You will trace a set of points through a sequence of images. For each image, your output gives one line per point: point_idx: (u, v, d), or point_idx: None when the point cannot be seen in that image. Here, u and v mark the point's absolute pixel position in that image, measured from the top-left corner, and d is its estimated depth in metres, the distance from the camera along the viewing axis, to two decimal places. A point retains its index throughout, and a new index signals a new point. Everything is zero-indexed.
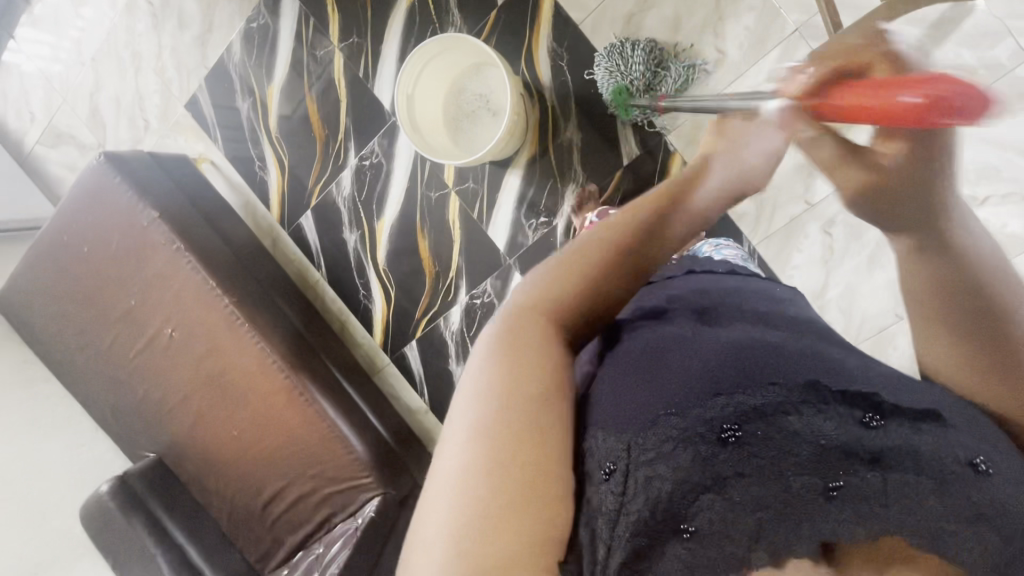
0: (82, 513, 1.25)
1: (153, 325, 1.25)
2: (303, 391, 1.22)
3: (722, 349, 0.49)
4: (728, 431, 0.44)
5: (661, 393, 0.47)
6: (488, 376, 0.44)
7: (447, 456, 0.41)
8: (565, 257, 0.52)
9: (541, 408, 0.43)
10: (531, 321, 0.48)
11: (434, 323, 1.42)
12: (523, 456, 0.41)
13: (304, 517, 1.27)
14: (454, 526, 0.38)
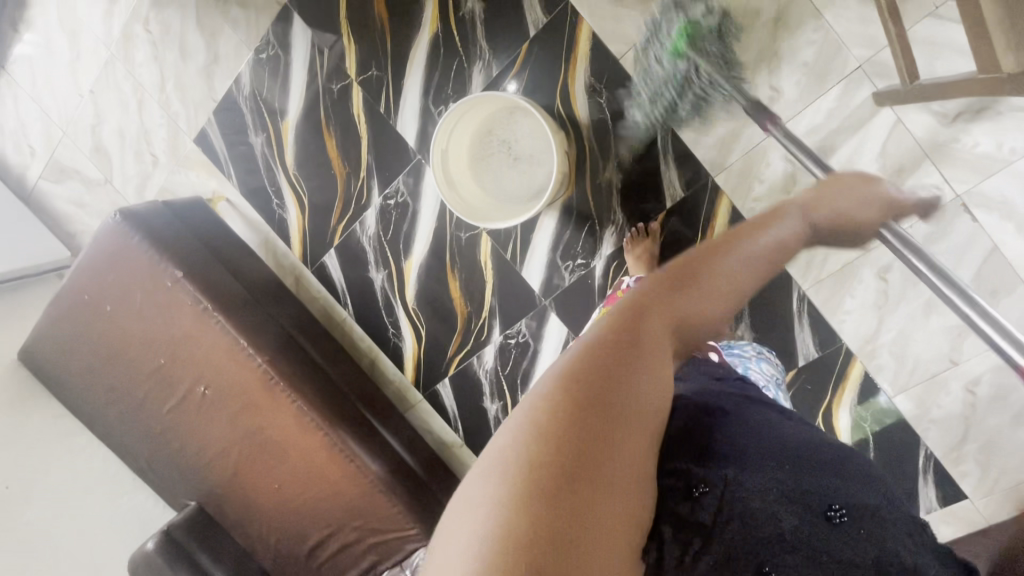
0: (130, 568, 1.26)
1: (185, 382, 1.22)
2: (344, 447, 1.21)
3: (824, 446, 0.61)
4: (832, 514, 0.56)
5: (780, 456, 0.57)
6: (608, 346, 0.44)
7: (528, 414, 0.41)
8: (693, 262, 0.51)
9: (636, 410, 0.42)
10: (647, 315, 0.47)
11: (467, 362, 1.39)
12: (606, 448, 0.40)
13: (350, 563, 1.28)
14: (529, 485, 0.37)
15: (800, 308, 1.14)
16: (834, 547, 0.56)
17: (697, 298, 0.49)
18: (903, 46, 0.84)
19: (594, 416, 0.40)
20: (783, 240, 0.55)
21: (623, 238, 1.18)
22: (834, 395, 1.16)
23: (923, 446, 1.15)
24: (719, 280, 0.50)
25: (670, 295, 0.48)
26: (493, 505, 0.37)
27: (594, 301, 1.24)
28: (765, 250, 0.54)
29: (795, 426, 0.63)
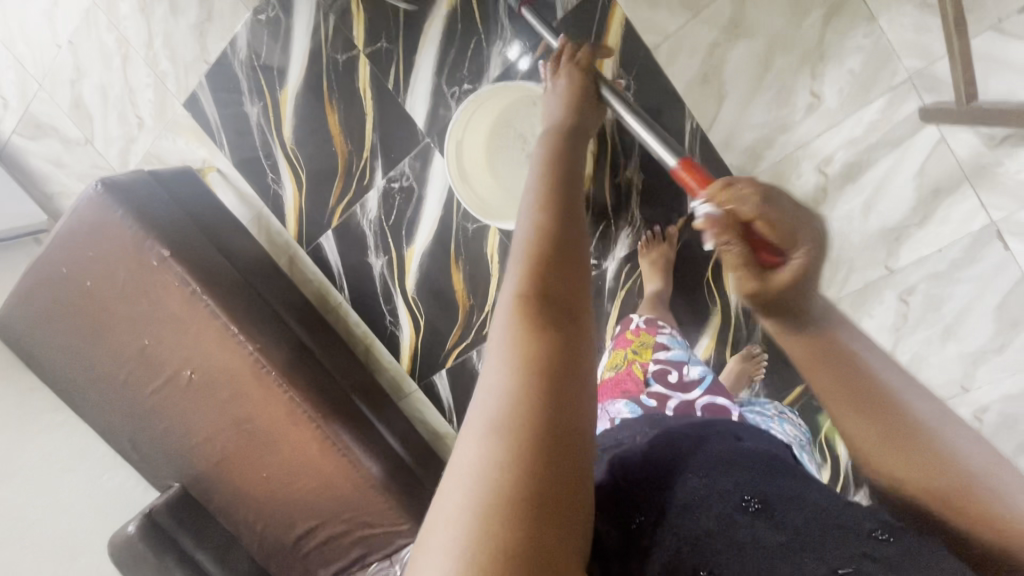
0: (109, 550, 1.21)
1: (169, 366, 1.17)
2: (336, 441, 1.16)
3: (753, 450, 0.55)
4: (749, 502, 0.49)
5: (696, 465, 0.53)
6: (504, 359, 0.37)
7: (460, 463, 0.33)
8: (526, 243, 0.44)
9: (569, 404, 0.36)
10: (525, 304, 0.39)
11: (466, 355, 1.35)
12: (538, 462, 0.32)
13: (336, 553, 1.26)
14: (473, 550, 0.29)
15: None
16: (770, 537, 0.46)
17: (573, 252, 0.43)
18: (966, 63, 0.78)
19: (530, 433, 0.33)
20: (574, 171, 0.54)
21: (638, 241, 1.13)
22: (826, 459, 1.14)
23: None
24: (561, 225, 0.45)
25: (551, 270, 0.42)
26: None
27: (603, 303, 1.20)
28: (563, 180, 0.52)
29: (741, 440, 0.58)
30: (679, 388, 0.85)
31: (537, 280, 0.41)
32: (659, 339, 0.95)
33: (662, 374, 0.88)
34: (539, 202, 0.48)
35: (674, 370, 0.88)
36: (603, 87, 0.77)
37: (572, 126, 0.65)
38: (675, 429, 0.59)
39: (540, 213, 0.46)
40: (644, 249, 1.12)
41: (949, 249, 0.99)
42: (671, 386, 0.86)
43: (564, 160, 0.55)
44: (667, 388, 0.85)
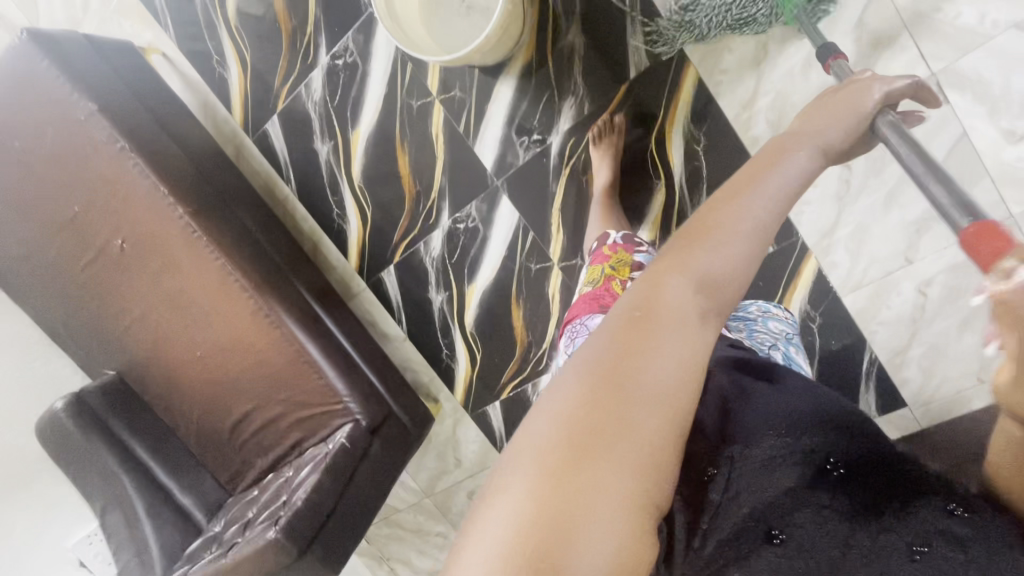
0: (36, 429, 1.20)
1: (100, 235, 1.13)
2: (269, 313, 1.13)
3: (830, 406, 0.57)
4: (830, 465, 0.53)
5: (772, 420, 0.54)
6: (623, 326, 0.41)
7: (561, 392, 0.39)
8: (689, 229, 0.46)
9: (671, 385, 0.39)
10: (667, 285, 0.42)
11: (414, 248, 1.34)
12: (631, 413, 0.37)
13: (273, 441, 1.24)
14: (554, 456, 0.36)
15: None
16: (844, 500, 0.51)
17: (725, 255, 0.44)
18: None
19: (625, 388, 0.38)
20: (791, 181, 0.49)
21: (583, 111, 1.12)
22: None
23: (868, 350, 1.13)
24: (733, 224, 0.45)
25: (697, 265, 0.43)
26: (522, 479, 0.35)
27: (547, 182, 1.19)
28: (774, 185, 0.48)
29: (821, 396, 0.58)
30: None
31: (675, 269, 0.43)
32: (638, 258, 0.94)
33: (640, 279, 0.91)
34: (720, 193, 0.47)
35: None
36: (880, 118, 0.58)
37: (818, 131, 0.55)
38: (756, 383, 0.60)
39: (717, 205, 0.46)
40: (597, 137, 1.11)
41: None
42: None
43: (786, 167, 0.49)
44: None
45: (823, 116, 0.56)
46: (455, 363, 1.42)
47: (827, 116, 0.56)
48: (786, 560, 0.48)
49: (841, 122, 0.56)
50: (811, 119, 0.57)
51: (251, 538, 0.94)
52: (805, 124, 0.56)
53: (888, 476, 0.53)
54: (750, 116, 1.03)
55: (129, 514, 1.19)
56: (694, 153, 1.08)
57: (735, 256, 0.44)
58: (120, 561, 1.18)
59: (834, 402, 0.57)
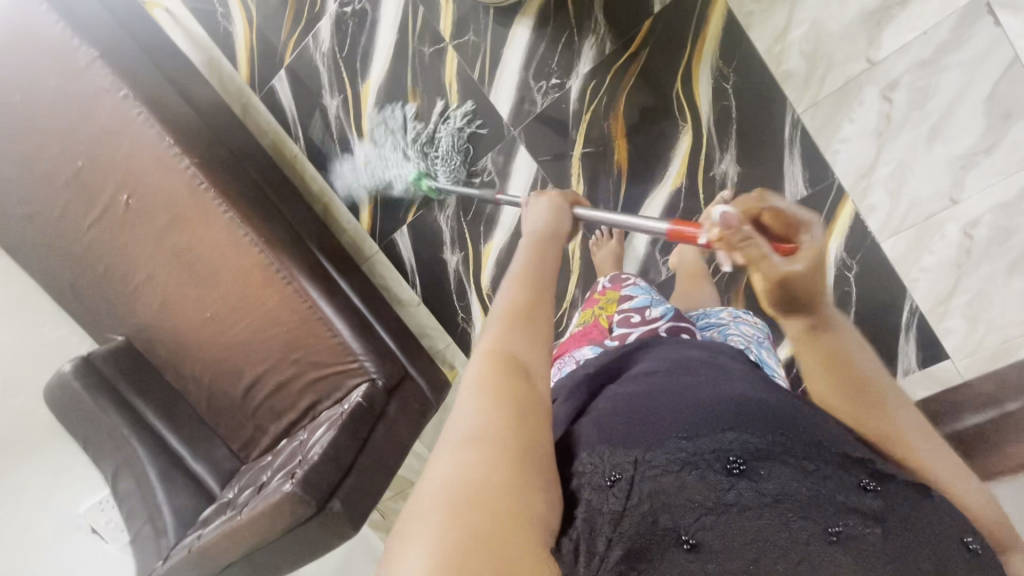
0: (45, 394, 1.17)
1: (105, 189, 1.10)
2: (281, 268, 1.09)
3: (746, 395, 0.47)
4: (735, 463, 0.42)
5: (675, 419, 0.45)
6: (479, 399, 0.41)
7: (435, 474, 0.36)
8: (499, 320, 0.50)
9: (522, 435, 0.39)
10: (496, 362, 0.45)
11: (427, 207, 1.30)
12: (502, 473, 0.36)
13: (286, 405, 1.20)
14: (434, 540, 0.31)
15: (791, 135, 1.02)
16: (759, 498, 0.41)
17: (526, 335, 0.49)
18: None
19: (494, 450, 0.37)
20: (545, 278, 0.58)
21: (604, 51, 1.07)
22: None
23: (908, 301, 1.06)
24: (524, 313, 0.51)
25: (512, 341, 0.47)
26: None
27: (568, 131, 1.14)
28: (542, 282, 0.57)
29: (724, 384, 0.49)
30: (641, 325, 0.79)
31: (493, 347, 0.47)
32: (625, 292, 0.89)
33: (626, 319, 0.83)
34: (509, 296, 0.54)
35: (636, 314, 0.83)
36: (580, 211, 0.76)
37: (546, 246, 0.66)
38: (648, 378, 0.52)
39: (506, 303, 0.53)
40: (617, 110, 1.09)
41: (935, 31, 0.90)
42: (633, 328, 0.80)
43: (544, 275, 0.59)
44: (629, 327, 0.80)
45: (546, 235, 0.69)
46: (472, 327, 1.36)
47: (541, 232, 0.69)
48: (700, 572, 0.40)
49: (554, 235, 0.70)
50: (535, 234, 0.69)
51: (266, 494, 0.90)
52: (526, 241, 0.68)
53: (809, 458, 0.43)
54: (782, 47, 0.98)
55: (141, 478, 1.15)
56: (724, 92, 1.03)
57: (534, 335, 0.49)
58: (133, 527, 1.15)
59: (744, 388, 0.49)
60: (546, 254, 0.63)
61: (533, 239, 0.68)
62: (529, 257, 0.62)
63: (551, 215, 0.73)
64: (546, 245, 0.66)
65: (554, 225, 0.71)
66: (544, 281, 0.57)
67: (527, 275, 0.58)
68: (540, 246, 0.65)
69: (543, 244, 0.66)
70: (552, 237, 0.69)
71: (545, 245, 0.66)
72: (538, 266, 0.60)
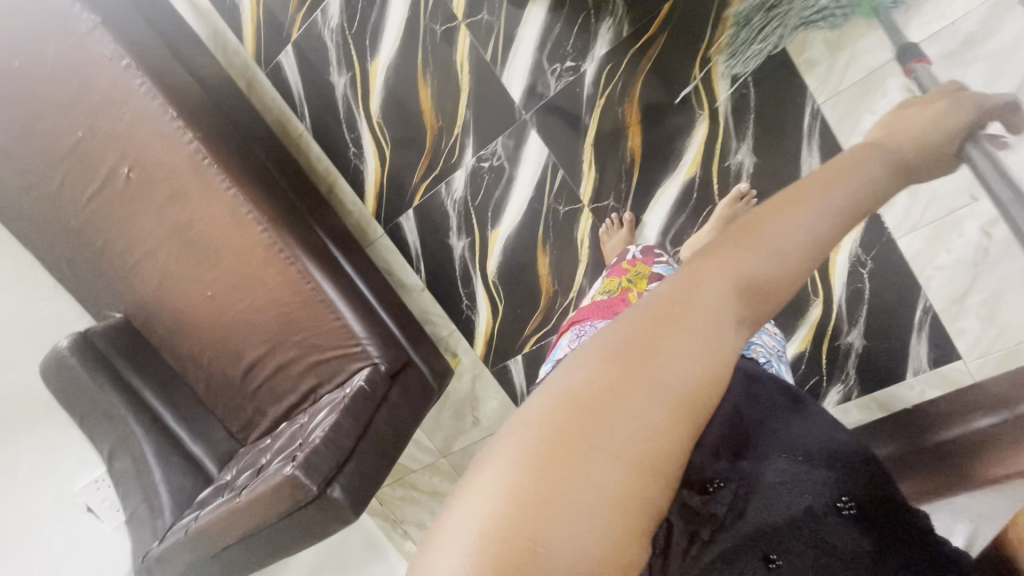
0: (40, 369, 1.15)
1: (105, 161, 1.07)
2: (285, 248, 1.07)
3: (850, 455, 0.56)
4: (832, 505, 0.52)
5: (787, 448, 0.55)
6: (652, 308, 0.31)
7: (567, 374, 0.29)
8: (747, 225, 0.35)
9: (687, 374, 0.29)
10: (717, 277, 0.32)
11: (435, 189, 1.27)
12: (641, 410, 0.27)
13: (287, 388, 1.18)
14: (532, 460, 0.26)
15: (811, 126, 0.99)
16: (843, 539, 0.50)
17: (774, 248, 0.34)
18: None
19: (638, 376, 0.28)
20: (858, 197, 0.39)
21: (622, 33, 1.04)
22: (812, 308, 1.14)
23: (922, 298, 1.05)
24: (786, 219, 0.35)
25: (738, 260, 0.33)
26: (489, 487, 0.26)
27: (581, 116, 1.11)
28: (846, 193, 0.38)
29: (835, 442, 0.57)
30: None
31: (714, 257, 0.33)
32: (656, 269, 0.91)
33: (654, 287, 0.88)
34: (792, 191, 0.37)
35: None
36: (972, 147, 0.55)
37: (886, 163, 0.45)
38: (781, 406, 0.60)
39: (781, 206, 0.36)
40: (633, 95, 1.07)
41: (964, 21, 0.88)
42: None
43: (866, 189, 0.40)
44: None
45: (900, 160, 0.47)
46: (476, 314, 1.36)
47: (891, 152, 0.46)
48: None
49: (899, 162, 0.47)
50: (884, 149, 0.46)
51: (266, 477, 0.88)
52: (872, 149, 0.46)
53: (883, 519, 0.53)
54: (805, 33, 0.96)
55: (138, 458, 1.14)
56: (743, 79, 1.00)
57: (790, 251, 0.34)
58: (128, 508, 1.13)
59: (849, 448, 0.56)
60: (885, 166, 0.43)
61: (879, 149, 0.46)
62: (859, 161, 0.41)
63: (911, 139, 0.51)
64: (889, 163, 0.45)
65: (909, 147, 0.50)
66: (850, 194, 0.38)
67: (849, 189, 0.38)
68: (883, 158, 0.45)
69: (889, 159, 0.46)
70: (902, 162, 0.48)
71: (891, 159, 0.46)
72: (859, 175, 0.40)
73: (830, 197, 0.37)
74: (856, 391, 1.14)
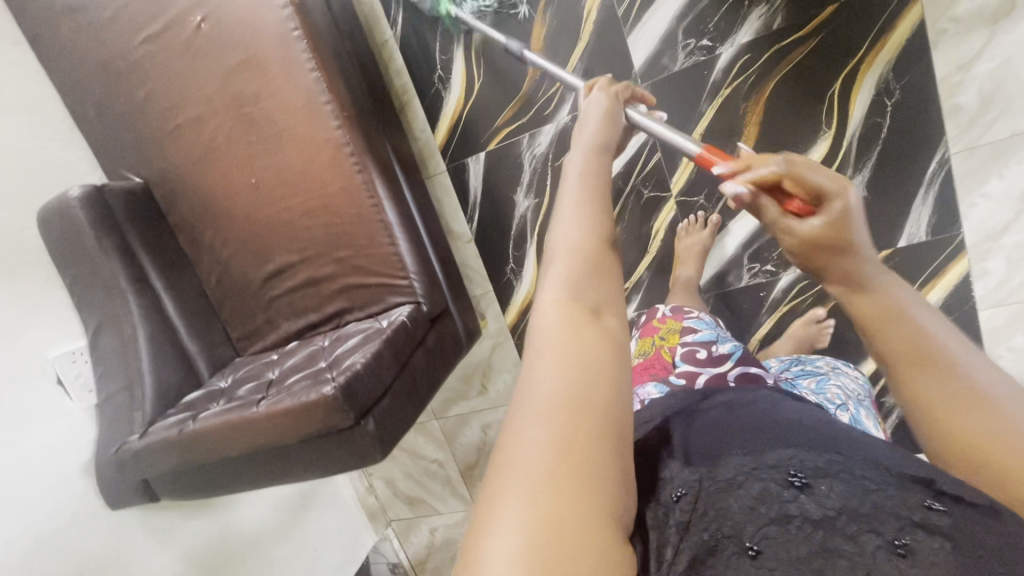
0: (39, 213, 1.02)
1: (180, 4, 0.96)
2: (356, 153, 0.95)
3: (803, 421, 0.43)
4: (796, 478, 0.37)
5: (738, 435, 0.42)
6: (542, 356, 0.34)
7: (512, 446, 0.31)
8: (573, 251, 0.40)
9: (591, 393, 0.33)
10: (571, 308, 0.37)
11: (516, 138, 1.18)
12: (581, 455, 0.30)
13: (310, 305, 1.07)
14: (528, 507, 0.28)
15: (934, 175, 0.95)
16: (819, 510, 0.35)
17: (588, 264, 0.39)
18: None
19: (566, 425, 0.31)
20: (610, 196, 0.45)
21: (773, 26, 0.97)
22: None
23: None
24: (598, 234, 0.41)
25: (583, 266, 0.39)
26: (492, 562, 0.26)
27: (700, 98, 1.04)
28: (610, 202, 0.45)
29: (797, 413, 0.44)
30: (709, 365, 0.73)
31: (563, 291, 0.38)
32: (688, 324, 0.85)
33: (690, 354, 0.77)
34: (588, 207, 0.43)
35: (701, 350, 0.77)
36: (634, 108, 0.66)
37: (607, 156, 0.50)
38: (715, 407, 0.48)
39: (583, 227, 0.41)
40: (760, 95, 1.00)
41: None
42: (699, 366, 0.75)
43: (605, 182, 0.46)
44: (696, 365, 0.74)
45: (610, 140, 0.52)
46: (518, 280, 1.28)
47: (606, 137, 0.52)
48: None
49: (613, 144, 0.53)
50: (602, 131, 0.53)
51: (293, 391, 0.78)
52: (591, 141, 0.51)
53: (871, 477, 0.36)
54: (963, 77, 0.91)
55: (128, 340, 1.01)
56: (881, 108, 0.95)
57: (596, 255, 0.40)
58: (106, 389, 1.01)
59: (807, 425, 0.42)
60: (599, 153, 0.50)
61: (599, 134, 0.52)
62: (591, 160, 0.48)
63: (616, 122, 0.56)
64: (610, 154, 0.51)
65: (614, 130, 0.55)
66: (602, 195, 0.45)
67: (591, 190, 0.44)
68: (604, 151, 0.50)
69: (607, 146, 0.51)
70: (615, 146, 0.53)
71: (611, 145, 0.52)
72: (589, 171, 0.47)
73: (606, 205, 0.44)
74: None
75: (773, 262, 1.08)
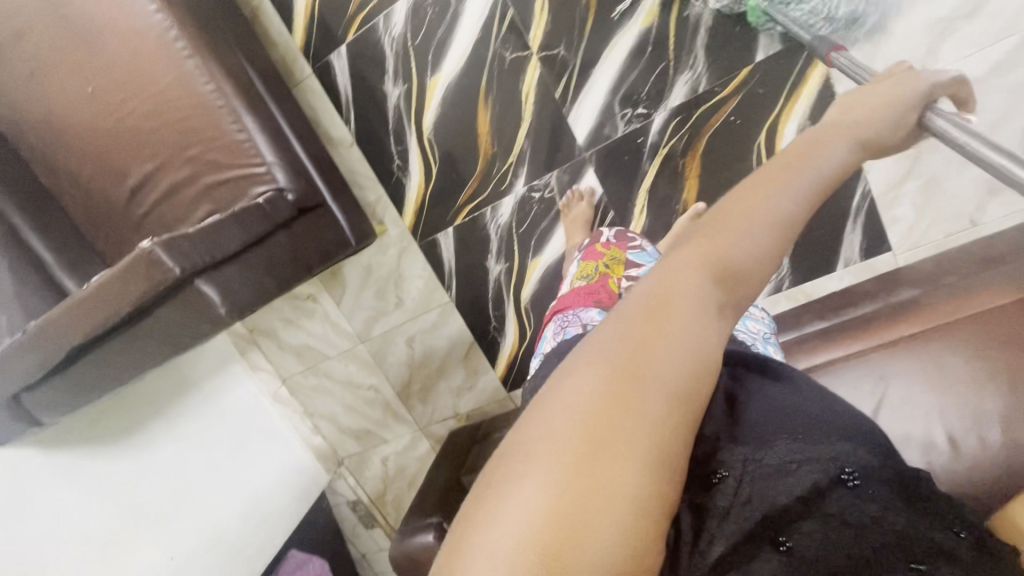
0: None
1: None
2: (180, 36, 0.91)
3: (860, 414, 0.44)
4: (847, 476, 0.39)
5: (807, 422, 0.42)
6: (621, 323, 0.31)
7: (563, 394, 0.29)
8: (709, 222, 0.35)
9: (669, 375, 0.29)
10: (689, 273, 0.33)
11: (372, 23, 1.17)
12: (636, 439, 0.27)
13: (180, 216, 0.99)
14: (555, 482, 0.26)
15: None
16: (855, 512, 0.38)
17: (741, 239, 0.34)
18: None
19: (625, 403, 0.28)
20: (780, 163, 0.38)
21: None
22: None
23: (862, 180, 1.01)
24: (750, 199, 0.35)
25: (721, 240, 0.34)
26: (503, 510, 0.26)
27: None
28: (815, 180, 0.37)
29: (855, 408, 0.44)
30: None
31: (688, 253, 0.34)
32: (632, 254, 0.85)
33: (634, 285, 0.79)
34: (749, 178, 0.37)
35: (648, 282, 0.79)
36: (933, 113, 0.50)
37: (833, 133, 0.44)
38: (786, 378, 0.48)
39: (750, 193, 0.36)
40: None
41: None
42: None
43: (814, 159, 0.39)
44: None
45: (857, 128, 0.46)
46: (406, 177, 1.26)
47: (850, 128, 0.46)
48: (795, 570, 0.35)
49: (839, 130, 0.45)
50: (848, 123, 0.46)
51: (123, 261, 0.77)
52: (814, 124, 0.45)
53: (911, 492, 0.40)
54: None
55: None
56: None
57: (734, 226, 0.34)
58: None
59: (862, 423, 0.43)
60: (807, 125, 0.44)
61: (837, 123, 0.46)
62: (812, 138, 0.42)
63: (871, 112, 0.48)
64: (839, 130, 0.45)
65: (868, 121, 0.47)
66: (794, 166, 0.38)
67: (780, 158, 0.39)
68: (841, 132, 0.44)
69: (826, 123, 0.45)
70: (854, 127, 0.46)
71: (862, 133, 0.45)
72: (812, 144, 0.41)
73: (788, 172, 0.37)
74: (787, 281, 1.11)
75: (645, 104, 1.05)
